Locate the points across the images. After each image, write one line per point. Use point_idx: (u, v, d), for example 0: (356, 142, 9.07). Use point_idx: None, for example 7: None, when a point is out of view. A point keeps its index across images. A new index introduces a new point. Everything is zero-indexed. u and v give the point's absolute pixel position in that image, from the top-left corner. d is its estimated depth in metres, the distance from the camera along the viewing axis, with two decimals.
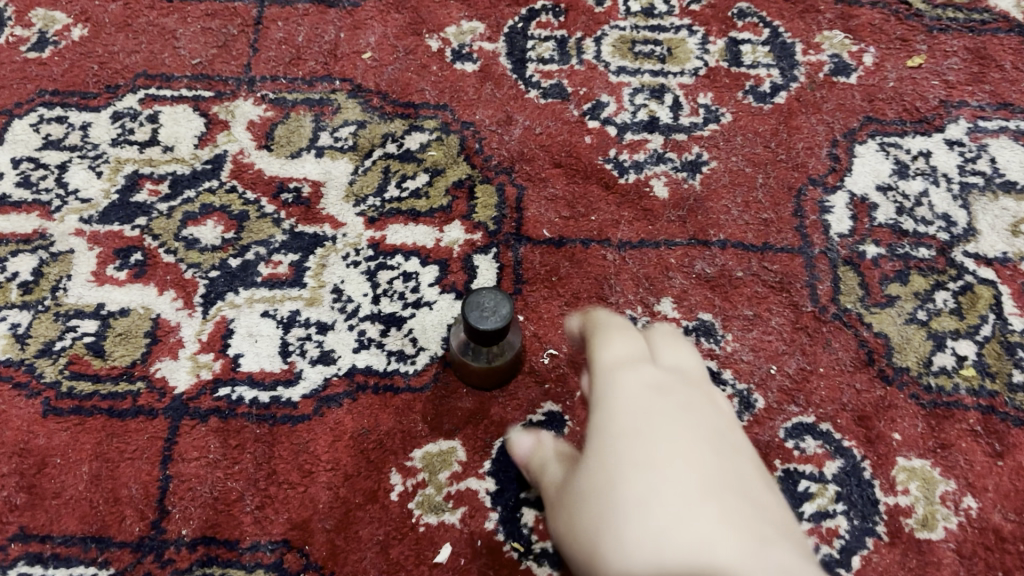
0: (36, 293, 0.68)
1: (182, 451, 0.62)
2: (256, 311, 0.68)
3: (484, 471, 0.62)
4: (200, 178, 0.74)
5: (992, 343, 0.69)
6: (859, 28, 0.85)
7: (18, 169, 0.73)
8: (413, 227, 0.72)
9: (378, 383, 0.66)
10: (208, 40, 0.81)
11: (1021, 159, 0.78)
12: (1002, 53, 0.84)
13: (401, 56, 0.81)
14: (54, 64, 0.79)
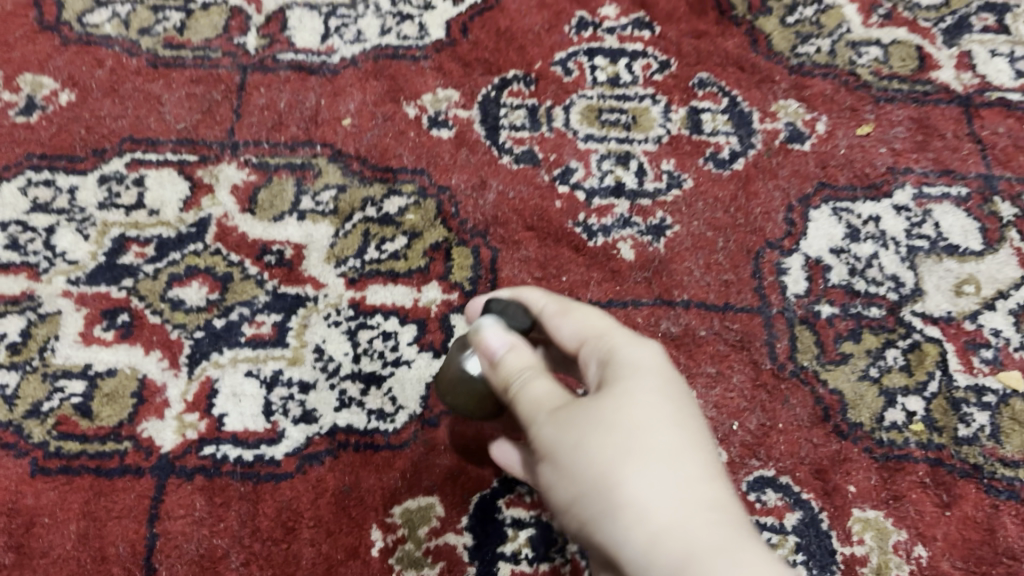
0: (24, 354, 0.70)
1: (168, 509, 0.64)
2: (240, 370, 0.70)
3: (462, 526, 0.66)
4: (185, 241, 0.76)
5: (939, 398, 0.73)
6: (812, 97, 0.90)
7: (6, 231, 0.75)
8: (392, 287, 0.75)
9: (359, 441, 0.68)
10: (193, 106, 0.84)
11: (963, 224, 0.83)
12: (944, 123, 0.90)
13: (379, 122, 0.84)
14: (42, 128, 0.81)
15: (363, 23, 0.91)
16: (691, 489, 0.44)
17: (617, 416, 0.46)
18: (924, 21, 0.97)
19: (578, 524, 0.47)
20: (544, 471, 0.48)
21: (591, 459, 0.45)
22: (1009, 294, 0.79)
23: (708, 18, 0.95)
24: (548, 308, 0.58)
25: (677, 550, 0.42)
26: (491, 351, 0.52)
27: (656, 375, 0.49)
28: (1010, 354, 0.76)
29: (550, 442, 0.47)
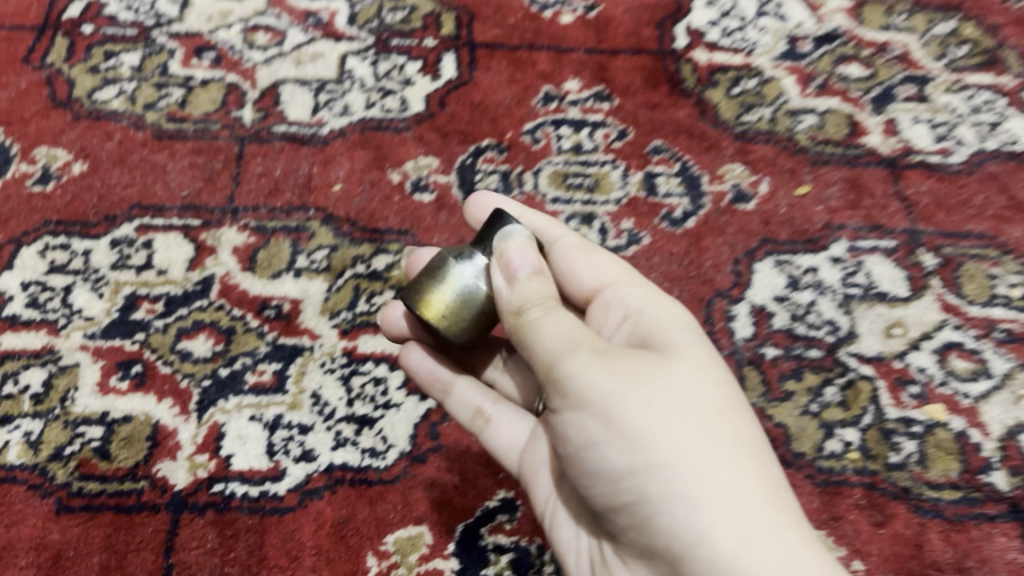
0: (46, 403, 0.76)
1: (182, 541, 0.71)
2: (245, 415, 0.77)
3: (449, 552, 0.73)
4: (191, 298, 0.84)
5: (872, 430, 0.83)
6: (756, 161, 1.00)
7: (27, 291, 0.83)
8: (382, 337, 0.83)
9: (354, 477, 0.75)
10: (195, 174, 0.92)
11: (892, 273, 0.93)
12: (874, 183, 1.00)
13: (367, 187, 0.93)
14: (57, 197, 0.89)
15: (349, 97, 1.00)
16: (759, 490, 0.50)
17: (686, 412, 0.51)
18: (854, 91, 1.09)
19: (646, 512, 0.51)
20: (607, 455, 0.51)
21: (668, 450, 0.50)
22: (933, 335, 0.89)
23: (661, 91, 1.06)
24: (569, 242, 0.69)
25: (760, 545, 0.47)
26: (522, 291, 0.57)
27: (711, 376, 0.54)
28: (934, 389, 0.86)
29: (624, 425, 0.50)
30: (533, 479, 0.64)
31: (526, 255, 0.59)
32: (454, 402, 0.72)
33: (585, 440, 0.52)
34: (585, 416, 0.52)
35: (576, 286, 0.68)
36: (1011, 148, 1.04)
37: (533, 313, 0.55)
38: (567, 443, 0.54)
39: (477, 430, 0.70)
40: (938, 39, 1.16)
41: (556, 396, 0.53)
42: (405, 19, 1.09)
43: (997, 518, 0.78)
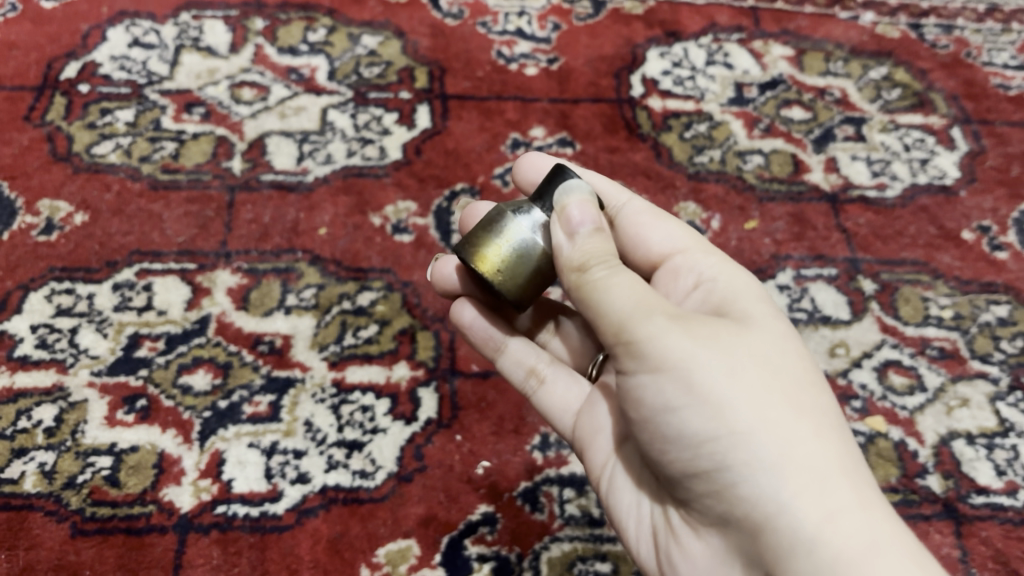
0: (58, 436, 0.82)
1: (190, 559, 0.77)
2: (243, 442, 0.84)
3: (436, 562, 0.79)
4: (190, 336, 0.90)
5: None
6: (708, 199, 1.09)
7: (35, 333, 0.89)
8: (368, 367, 0.90)
9: (347, 496, 0.82)
10: (190, 222, 0.99)
11: (834, 299, 1.02)
12: (817, 217, 1.09)
13: (350, 230, 1.00)
14: (61, 245, 0.95)
15: (332, 147, 1.08)
16: (835, 462, 0.52)
17: (763, 384, 0.54)
18: (797, 132, 1.18)
19: (724, 478, 0.53)
20: (685, 422, 0.54)
21: (750, 418, 0.52)
22: (872, 354, 0.97)
23: (620, 135, 1.15)
24: (636, 208, 0.74)
25: (839, 511, 0.50)
26: (586, 247, 0.59)
27: (781, 349, 0.57)
28: (875, 403, 0.94)
29: (706, 393, 0.53)
30: (592, 442, 0.68)
31: (588, 211, 0.60)
32: (506, 359, 0.77)
33: (663, 406, 0.55)
34: (664, 383, 0.54)
35: (643, 250, 0.72)
36: (940, 182, 1.14)
37: (606, 274, 0.57)
38: (640, 408, 0.57)
39: (528, 390, 0.76)
40: (873, 83, 1.27)
41: (634, 363, 0.55)
42: (381, 74, 1.17)
43: (932, 517, 0.87)
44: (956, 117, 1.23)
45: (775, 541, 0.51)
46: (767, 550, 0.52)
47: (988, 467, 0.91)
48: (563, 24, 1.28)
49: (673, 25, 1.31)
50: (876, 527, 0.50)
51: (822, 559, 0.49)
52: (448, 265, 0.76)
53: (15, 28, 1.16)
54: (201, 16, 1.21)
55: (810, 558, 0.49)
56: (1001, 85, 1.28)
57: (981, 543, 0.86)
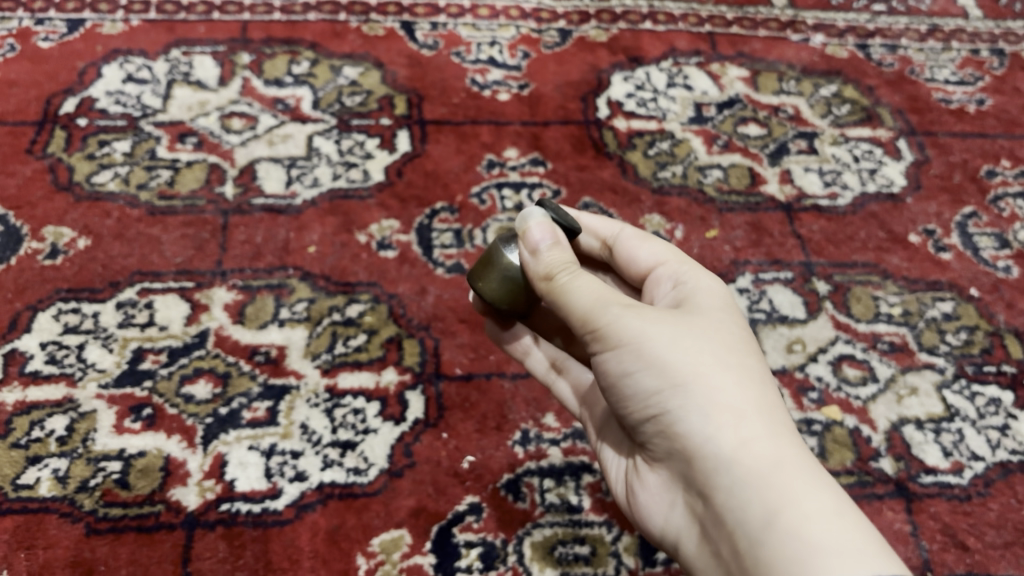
0: (70, 444, 0.88)
1: (197, 553, 0.83)
2: (244, 445, 0.90)
3: (426, 549, 0.85)
4: (191, 348, 0.96)
5: None
6: (671, 211, 1.17)
7: (45, 350, 0.94)
8: (358, 373, 0.96)
9: (342, 491, 0.88)
10: (186, 244, 1.06)
11: (791, 299, 1.09)
12: (773, 225, 1.17)
13: (338, 248, 1.07)
14: (66, 268, 1.01)
15: (318, 171, 1.15)
16: (762, 409, 0.59)
17: (700, 343, 0.61)
18: (754, 148, 1.27)
19: (668, 421, 0.61)
20: (636, 379, 0.62)
21: (686, 370, 0.60)
22: (827, 349, 1.04)
23: (588, 154, 1.23)
24: (628, 234, 0.78)
25: (756, 440, 0.57)
26: (548, 260, 0.66)
27: (724, 321, 0.64)
28: (831, 394, 1.01)
29: (650, 354, 0.61)
30: (596, 403, 0.79)
31: (548, 228, 0.68)
32: (534, 360, 0.85)
33: (618, 370, 0.63)
34: (617, 350, 0.62)
35: (637, 267, 0.77)
36: (888, 190, 1.23)
37: (569, 272, 0.65)
38: (603, 373, 0.65)
39: (551, 381, 0.84)
40: (824, 100, 1.35)
41: (593, 337, 0.63)
42: (363, 102, 1.25)
43: (885, 496, 0.93)
44: (901, 130, 1.32)
45: (704, 469, 0.59)
46: (699, 479, 0.60)
47: (936, 449, 0.97)
48: (532, 52, 1.36)
49: (636, 51, 1.40)
50: (788, 454, 0.56)
51: (738, 478, 0.56)
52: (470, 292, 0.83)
53: (15, 67, 1.22)
54: (191, 52, 1.28)
55: (728, 479, 0.57)
56: (943, 99, 1.37)
57: (930, 518, 0.92)
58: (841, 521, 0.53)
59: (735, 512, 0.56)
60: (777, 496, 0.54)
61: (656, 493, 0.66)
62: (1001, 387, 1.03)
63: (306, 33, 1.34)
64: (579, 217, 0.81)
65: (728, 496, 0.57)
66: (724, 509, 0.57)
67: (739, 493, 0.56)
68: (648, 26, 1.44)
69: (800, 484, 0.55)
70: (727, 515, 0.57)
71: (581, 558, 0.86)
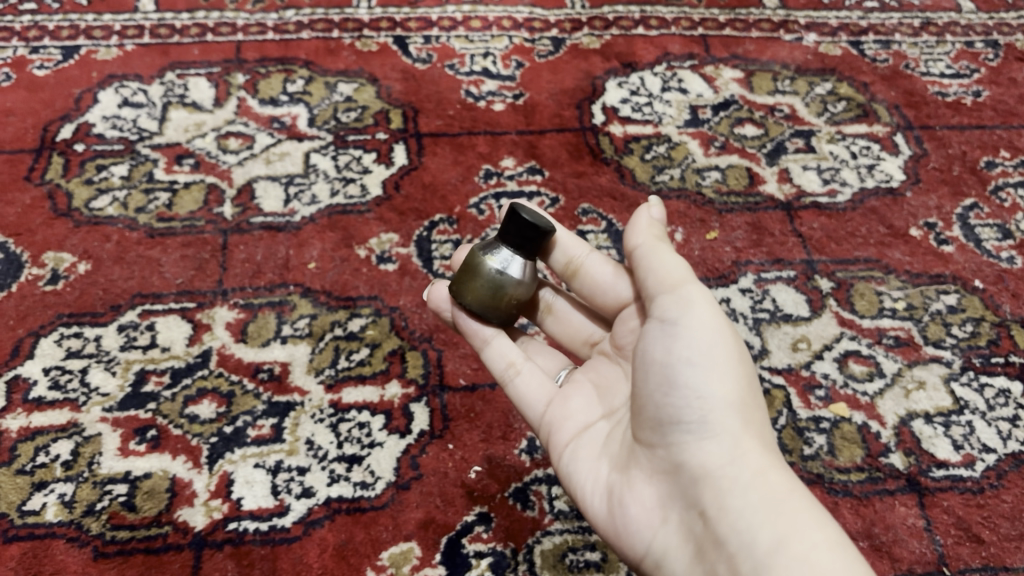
0: (76, 468, 0.88)
1: (206, 573, 0.82)
2: (250, 463, 0.90)
3: (436, 561, 0.85)
4: (194, 368, 0.96)
5: (788, 428, 0.96)
6: (670, 214, 1.17)
7: (48, 375, 0.94)
8: (362, 387, 0.96)
9: (349, 506, 0.87)
10: (187, 264, 1.06)
11: (794, 298, 1.08)
12: (774, 224, 1.17)
13: (338, 263, 1.07)
14: (67, 293, 1.01)
15: (316, 188, 1.15)
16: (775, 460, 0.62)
17: (746, 373, 0.66)
18: (751, 148, 1.27)
19: (699, 430, 0.62)
20: (689, 374, 0.63)
21: (734, 394, 0.63)
22: (832, 346, 1.04)
23: (585, 160, 1.23)
24: (595, 259, 0.80)
25: (777, 477, 0.60)
26: (649, 230, 0.70)
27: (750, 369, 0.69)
28: (838, 390, 1.00)
29: (708, 352, 0.64)
30: (560, 427, 0.74)
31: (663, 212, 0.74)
32: (489, 352, 0.79)
33: (675, 357, 0.64)
34: (685, 342, 0.64)
35: (601, 297, 0.79)
36: (887, 185, 1.23)
37: (655, 247, 0.69)
38: (645, 358, 0.66)
39: (506, 380, 0.79)
40: (819, 98, 1.35)
41: (671, 306, 0.65)
42: (358, 117, 1.25)
43: (897, 492, 0.92)
44: (898, 125, 1.32)
45: (719, 484, 0.60)
46: (707, 495, 0.60)
47: (946, 443, 0.96)
48: (526, 62, 1.36)
49: (629, 57, 1.40)
50: (804, 492, 0.59)
51: (754, 502, 0.58)
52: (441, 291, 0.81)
53: (11, 95, 1.23)
54: (185, 74, 1.28)
55: (744, 499, 0.59)
56: (938, 92, 1.37)
57: (943, 512, 0.91)
58: (851, 552, 0.55)
59: (741, 532, 0.57)
60: (789, 525, 0.56)
61: (639, 510, 0.65)
62: (1009, 377, 1.02)
63: (300, 51, 1.35)
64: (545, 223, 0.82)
65: (739, 514, 0.58)
66: (730, 527, 0.58)
67: (751, 517, 0.58)
68: (641, 31, 1.44)
69: (813, 517, 0.57)
70: (731, 535, 0.58)
71: (592, 565, 0.86)
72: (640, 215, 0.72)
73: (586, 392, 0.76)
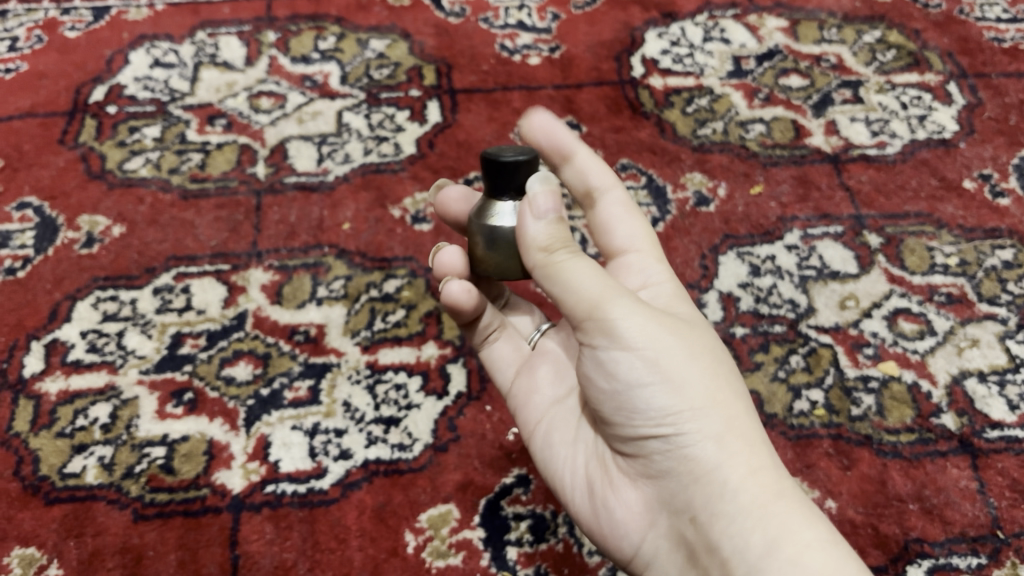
0: (115, 430, 0.88)
1: (245, 535, 0.82)
2: (287, 425, 0.89)
3: (475, 523, 0.84)
4: (230, 331, 0.96)
5: (835, 388, 0.93)
6: (713, 169, 1.13)
7: (86, 339, 0.94)
8: (399, 349, 0.95)
9: (387, 468, 0.87)
10: (220, 226, 1.05)
11: (842, 254, 1.05)
12: (821, 178, 1.13)
13: (372, 223, 1.05)
14: (102, 257, 1.01)
15: (349, 147, 1.13)
16: (760, 441, 0.59)
17: (708, 361, 0.61)
18: (796, 99, 1.22)
19: (676, 444, 0.58)
20: (660, 388, 0.59)
21: (703, 395, 0.59)
22: (882, 303, 1.00)
23: (623, 115, 1.19)
24: (621, 194, 0.75)
25: (763, 476, 0.56)
26: (546, 238, 0.61)
27: (717, 338, 0.65)
28: (887, 349, 0.97)
29: (654, 363, 0.59)
30: (527, 402, 0.73)
31: (555, 198, 0.61)
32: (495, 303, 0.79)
33: (622, 380, 0.59)
34: (637, 358, 0.59)
35: (609, 241, 0.76)
36: (939, 136, 1.18)
37: (553, 262, 0.60)
38: (593, 378, 0.62)
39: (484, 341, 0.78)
40: (868, 46, 1.30)
41: (596, 334, 0.59)
42: (391, 74, 1.23)
43: (949, 453, 0.89)
44: (952, 73, 1.26)
45: (706, 490, 0.57)
46: (696, 500, 0.57)
47: (1001, 403, 0.93)
48: (562, 14, 1.33)
49: (669, 7, 1.36)
50: (795, 487, 0.56)
51: (742, 505, 0.55)
52: (457, 259, 0.71)
53: (43, 58, 1.22)
54: (216, 34, 1.27)
55: (732, 506, 0.55)
56: (994, 38, 1.31)
57: (998, 474, 0.88)
58: (839, 554, 0.53)
59: (733, 537, 0.55)
60: (781, 526, 0.54)
61: (625, 512, 0.63)
62: None
63: (331, 8, 1.32)
64: (576, 153, 0.73)
65: (728, 521, 0.55)
66: (722, 534, 0.55)
67: (740, 521, 0.55)
68: None
69: (801, 516, 0.54)
70: (724, 540, 0.55)
71: None
72: (529, 224, 0.61)
73: (555, 361, 0.74)
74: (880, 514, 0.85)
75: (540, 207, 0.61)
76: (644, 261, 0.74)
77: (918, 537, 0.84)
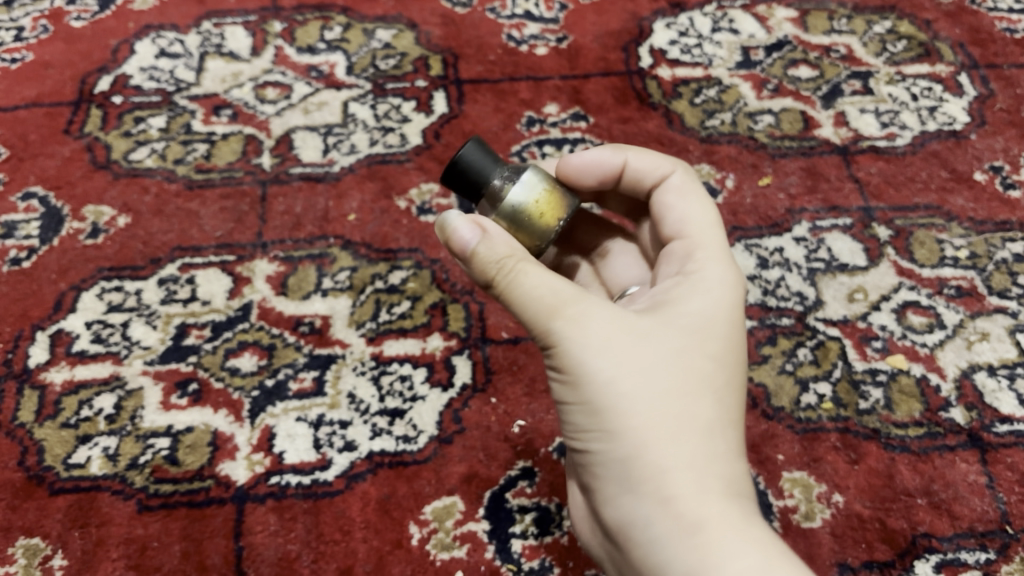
0: (119, 421, 0.88)
1: (249, 526, 0.82)
2: (292, 416, 0.89)
3: (480, 516, 0.83)
4: (235, 322, 0.95)
5: (843, 382, 0.93)
6: (721, 160, 1.12)
7: (90, 329, 0.94)
8: (404, 340, 0.94)
9: (392, 460, 0.86)
10: (226, 217, 1.04)
11: (851, 247, 1.04)
12: (830, 169, 1.12)
13: (378, 214, 1.05)
14: (107, 247, 1.01)
15: (355, 137, 1.13)
16: (698, 465, 0.58)
17: (657, 378, 0.59)
18: (805, 91, 1.21)
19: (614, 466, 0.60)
20: (598, 414, 0.60)
21: (640, 421, 0.59)
22: (890, 297, 0.99)
23: (631, 106, 1.19)
24: (675, 182, 0.74)
25: (689, 506, 0.57)
26: (477, 275, 0.62)
27: (690, 341, 0.62)
28: (895, 342, 0.96)
29: (597, 394, 0.59)
30: None
31: (473, 227, 0.61)
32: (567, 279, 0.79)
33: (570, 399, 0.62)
34: (584, 387, 0.59)
35: (664, 228, 0.73)
36: (950, 128, 1.16)
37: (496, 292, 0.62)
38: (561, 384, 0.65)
39: None
40: (878, 37, 1.29)
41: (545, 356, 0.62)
42: (397, 64, 1.22)
43: (958, 447, 0.88)
44: (963, 64, 1.25)
45: (636, 512, 0.59)
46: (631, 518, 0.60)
47: (1011, 397, 0.92)
48: (570, 4, 1.32)
49: None
50: (720, 520, 0.56)
51: (663, 532, 0.57)
52: None
53: (49, 48, 1.22)
54: (222, 23, 1.26)
55: (653, 532, 0.58)
56: (1006, 29, 1.30)
57: (1007, 469, 0.87)
58: None
59: (654, 559, 0.58)
60: (689, 561, 0.55)
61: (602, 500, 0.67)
62: None
63: None
64: (625, 156, 0.75)
65: (651, 544, 0.58)
66: (645, 553, 0.59)
67: (660, 546, 0.58)
68: None
69: (716, 553, 0.55)
70: (647, 560, 0.59)
71: None
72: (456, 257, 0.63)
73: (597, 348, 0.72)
74: (887, 508, 0.85)
75: (460, 244, 0.61)
76: (689, 244, 0.70)
77: (926, 532, 0.83)
